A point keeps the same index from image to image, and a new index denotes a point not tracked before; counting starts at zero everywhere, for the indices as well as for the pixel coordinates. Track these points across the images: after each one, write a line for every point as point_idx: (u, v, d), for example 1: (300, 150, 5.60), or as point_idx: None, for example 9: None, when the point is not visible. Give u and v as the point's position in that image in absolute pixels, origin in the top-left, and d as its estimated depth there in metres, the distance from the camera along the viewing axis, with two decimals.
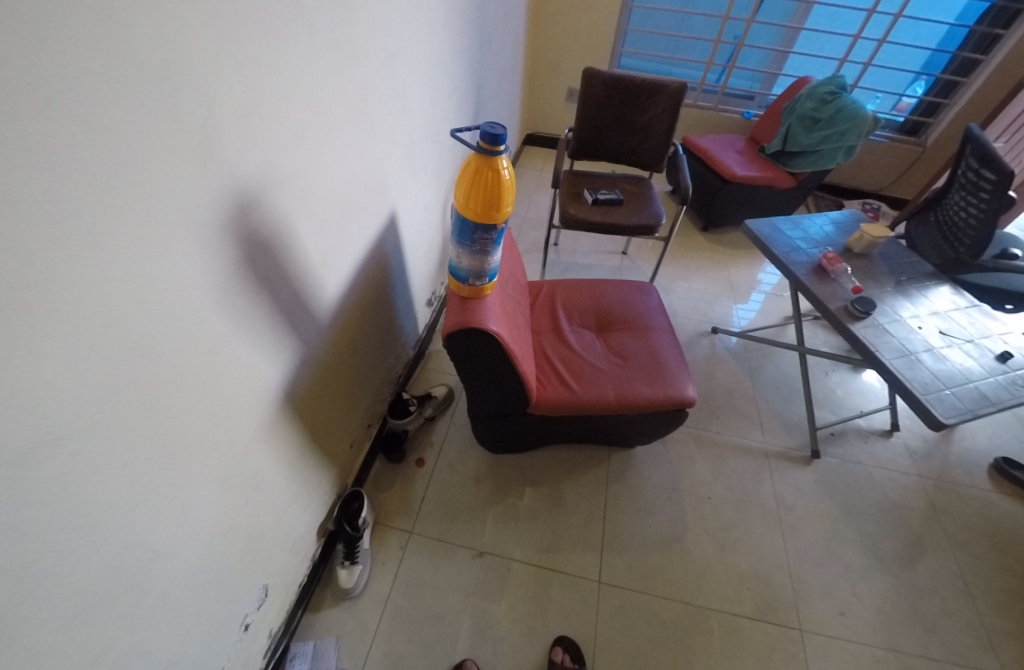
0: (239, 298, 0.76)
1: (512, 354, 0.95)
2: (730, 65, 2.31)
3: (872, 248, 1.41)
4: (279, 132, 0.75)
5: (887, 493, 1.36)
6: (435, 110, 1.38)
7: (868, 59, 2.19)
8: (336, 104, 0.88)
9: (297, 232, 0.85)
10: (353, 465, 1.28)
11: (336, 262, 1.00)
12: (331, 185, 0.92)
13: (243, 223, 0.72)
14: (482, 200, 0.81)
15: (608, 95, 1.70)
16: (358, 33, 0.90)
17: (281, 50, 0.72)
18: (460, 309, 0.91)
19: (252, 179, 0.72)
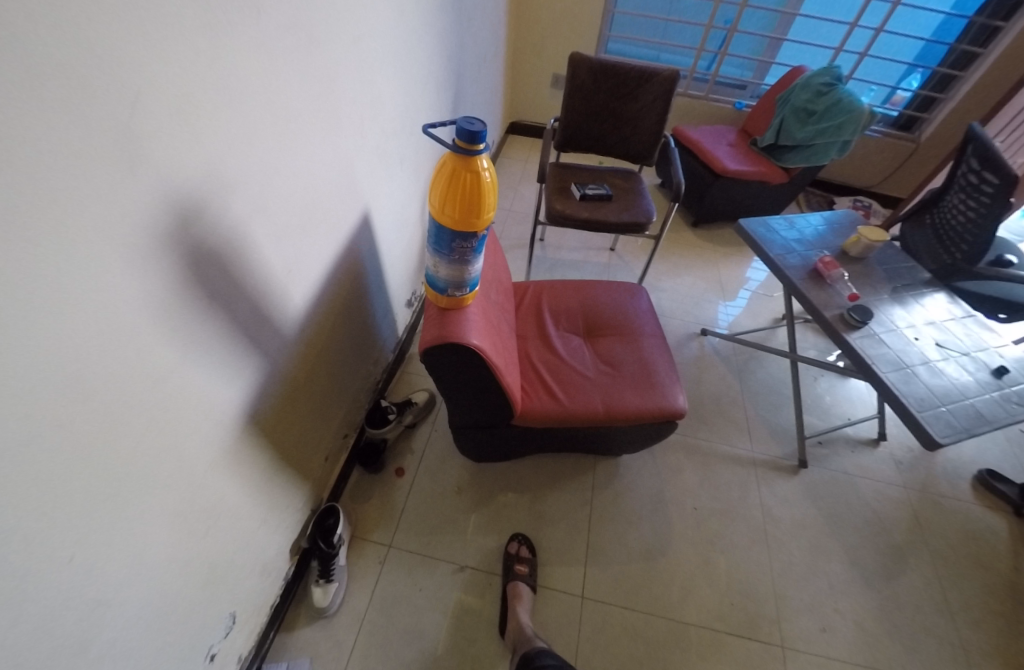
0: (188, 316, 0.67)
1: (496, 369, 0.88)
2: (722, 53, 2.22)
3: (869, 251, 1.37)
4: (229, 128, 0.66)
5: (872, 503, 1.36)
6: (410, 100, 1.29)
7: (864, 49, 2.13)
8: (297, 94, 0.79)
9: (255, 241, 0.76)
10: (328, 477, 1.21)
11: (303, 270, 0.91)
12: (295, 186, 0.83)
13: (189, 232, 0.63)
14: (460, 205, 0.73)
15: (596, 83, 1.61)
16: (318, 12, 0.80)
17: (227, 33, 0.62)
18: (439, 321, 0.84)
19: (198, 183, 0.63)
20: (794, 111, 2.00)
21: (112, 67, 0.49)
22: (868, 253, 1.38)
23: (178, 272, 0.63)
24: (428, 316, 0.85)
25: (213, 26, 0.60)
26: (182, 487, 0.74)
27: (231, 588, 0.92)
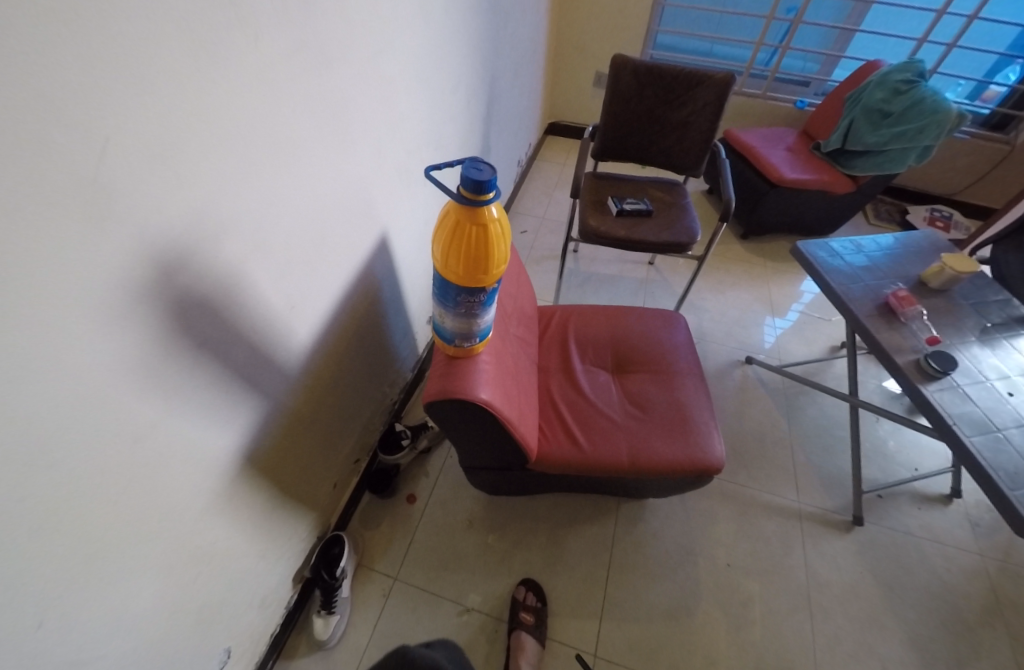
0: (174, 368, 0.60)
1: (507, 423, 0.80)
2: (784, 46, 2.01)
3: (953, 284, 1.19)
4: (223, 163, 0.58)
5: (939, 572, 1.20)
6: (436, 110, 1.22)
7: (954, 39, 1.87)
8: (304, 118, 0.71)
9: (253, 282, 0.69)
10: (337, 503, 1.17)
11: (308, 303, 0.84)
12: (301, 217, 0.76)
13: (174, 282, 0.56)
14: (465, 261, 0.65)
15: (639, 86, 1.48)
16: (330, 25, 0.72)
17: (224, 56, 0.54)
18: (445, 372, 0.76)
19: (185, 228, 0.55)
20: (866, 113, 1.79)
21: (78, 105, 0.42)
22: (950, 286, 1.20)
23: (160, 323, 0.56)
24: (434, 365, 0.78)
25: (206, 49, 0.52)
26: (178, 541, 0.68)
27: (229, 629, 0.88)
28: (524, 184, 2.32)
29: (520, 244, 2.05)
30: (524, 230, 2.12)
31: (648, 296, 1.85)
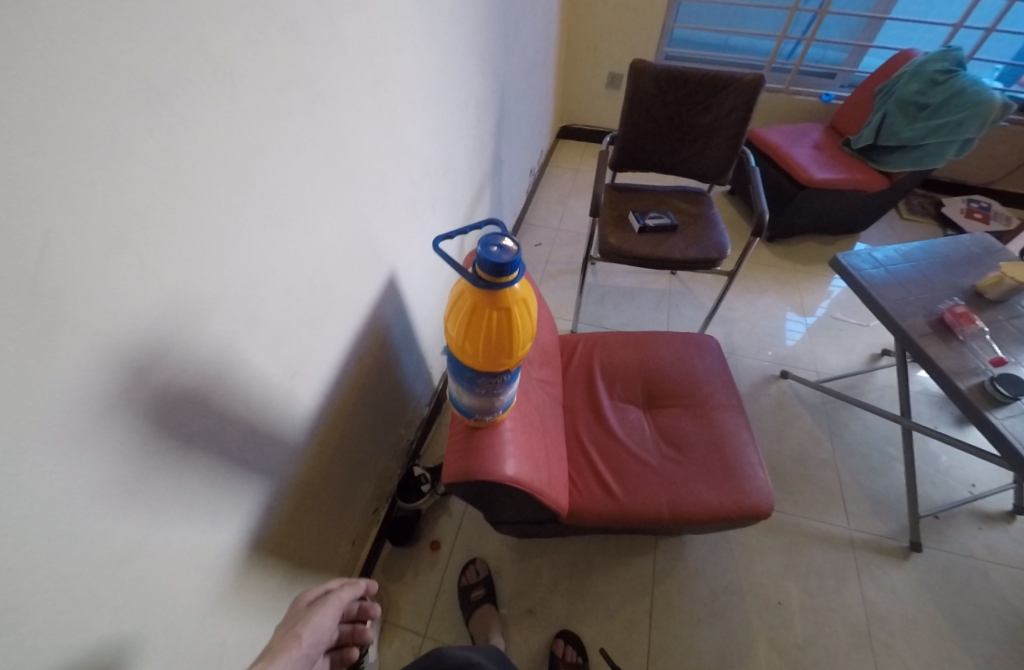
0: (159, 476, 0.55)
1: (535, 494, 0.76)
2: (811, 38, 1.96)
3: (1012, 295, 1.12)
4: (202, 235, 0.52)
5: (1007, 598, 1.13)
6: (449, 134, 1.16)
7: (993, 22, 1.83)
8: (298, 168, 0.65)
9: (246, 357, 0.64)
10: (356, 559, 1.13)
11: (310, 363, 0.79)
12: (299, 275, 0.70)
13: (148, 380, 0.50)
14: (485, 347, 0.61)
15: (661, 92, 1.40)
16: (323, 60, 0.65)
17: (197, 117, 0.48)
18: (465, 447, 0.73)
19: (156, 319, 0.50)
20: (900, 105, 1.74)
21: (23, 204, 0.37)
22: (1010, 296, 1.13)
23: (141, 439, 0.52)
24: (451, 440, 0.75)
25: (175, 112, 0.46)
26: (180, 638, 0.64)
27: None
28: (537, 193, 2.26)
29: (536, 257, 1.98)
30: (539, 242, 2.05)
31: (673, 308, 1.78)
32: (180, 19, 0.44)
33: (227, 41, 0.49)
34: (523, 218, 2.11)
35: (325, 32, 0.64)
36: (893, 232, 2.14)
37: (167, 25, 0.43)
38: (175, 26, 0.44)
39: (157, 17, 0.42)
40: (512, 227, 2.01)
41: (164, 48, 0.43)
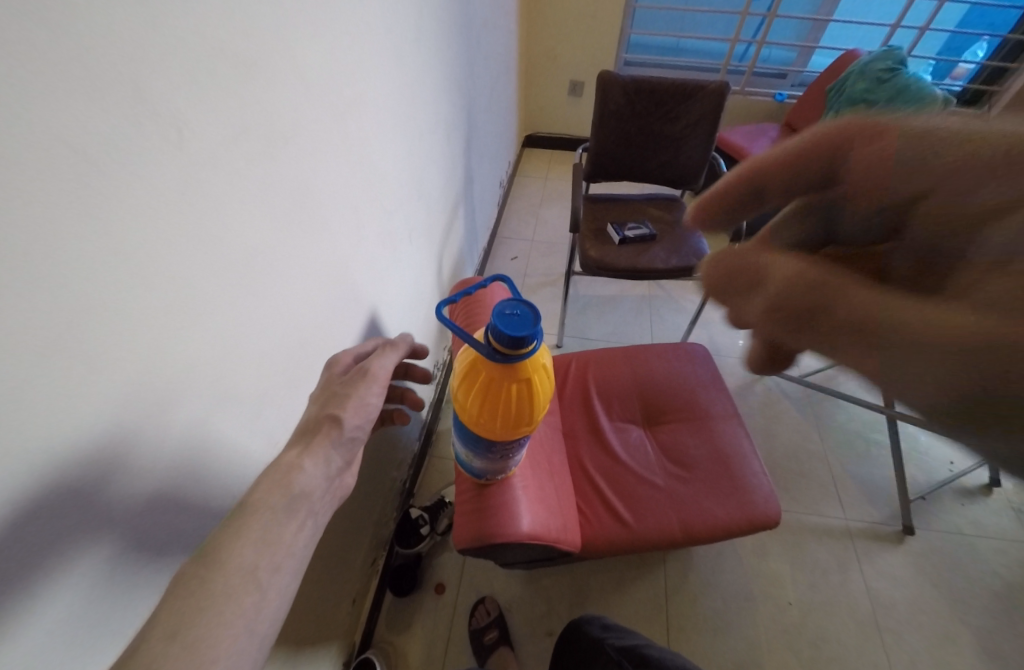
0: (124, 591, 0.50)
1: (551, 543, 0.83)
2: (761, 41, 2.05)
3: None
4: (160, 312, 0.46)
5: (998, 569, 1.18)
6: (422, 158, 1.13)
7: (926, 22, 1.96)
8: (261, 221, 0.59)
9: (219, 433, 0.59)
10: (359, 618, 1.08)
11: (289, 423, 0.74)
12: (270, 333, 0.65)
13: (104, 490, 0.45)
14: (505, 416, 0.60)
15: (629, 103, 1.41)
16: (280, 98, 0.59)
17: (144, 182, 0.42)
18: (479, 512, 0.80)
19: (114, 417, 0.44)
20: (851, 103, 1.83)
21: None
22: None
23: (103, 558, 0.46)
24: (461, 501, 0.83)
25: (117, 183, 0.40)
26: None
27: None
28: (508, 205, 2.25)
29: (514, 271, 1.97)
30: (515, 255, 2.04)
31: (654, 313, 1.80)
32: (115, 76, 0.38)
33: (175, 92, 0.44)
34: (496, 232, 2.10)
35: (285, 69, 0.59)
36: None
37: (102, 84, 0.37)
38: (109, 85, 0.38)
39: (86, 77, 0.36)
40: (487, 242, 1.99)
41: (100, 113, 0.38)
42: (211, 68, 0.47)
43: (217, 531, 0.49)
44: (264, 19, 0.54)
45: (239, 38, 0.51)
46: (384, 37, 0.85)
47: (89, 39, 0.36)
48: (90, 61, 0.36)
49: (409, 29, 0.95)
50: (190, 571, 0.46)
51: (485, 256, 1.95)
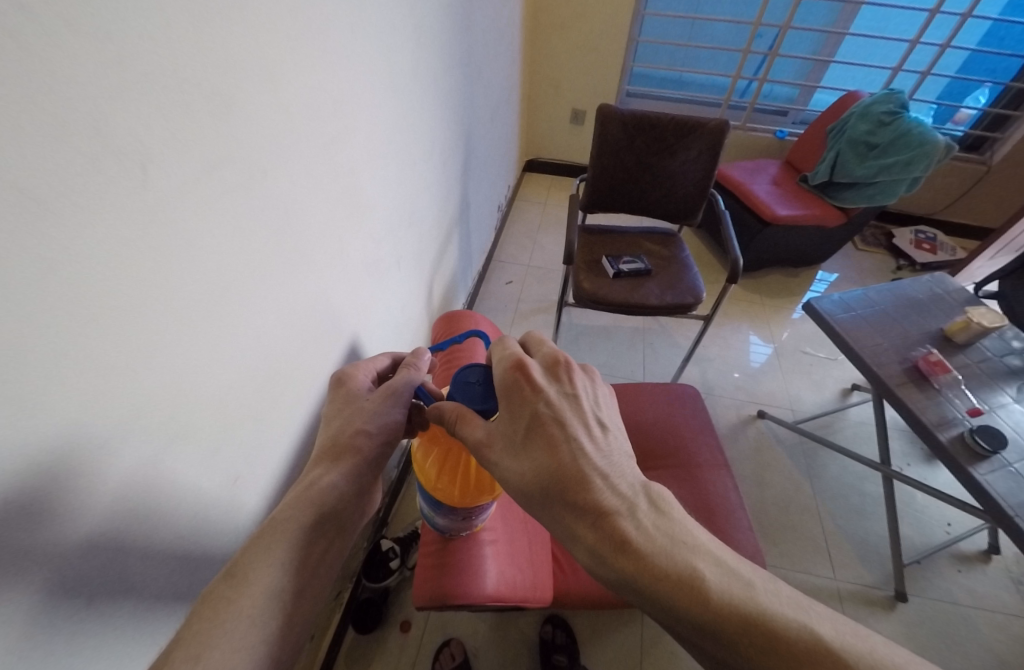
0: (46, 664, 0.43)
1: (518, 603, 0.78)
2: (763, 79, 2.06)
3: (979, 338, 1.15)
4: (105, 360, 0.41)
5: (995, 648, 1.11)
6: (417, 186, 1.11)
7: (927, 67, 1.97)
8: (233, 255, 0.52)
9: (181, 480, 0.53)
10: (315, 655, 1.02)
11: (257, 469, 0.66)
12: (237, 375, 0.57)
13: (26, 555, 0.39)
14: (465, 485, 0.67)
15: (629, 136, 1.39)
16: (261, 128, 0.53)
17: (91, 220, 0.37)
18: (440, 570, 0.75)
19: (41, 475, 0.38)
20: (851, 145, 1.82)
21: None
22: (976, 339, 1.16)
23: (29, 628, 0.41)
24: (425, 554, 0.79)
25: (59, 221, 0.35)
26: None
27: None
28: (506, 229, 2.23)
29: (508, 295, 1.94)
30: (509, 280, 2.01)
31: (647, 347, 1.76)
32: (58, 107, 0.33)
33: (138, 121, 0.39)
34: (493, 255, 2.07)
35: (261, 99, 0.53)
36: (851, 262, 2.23)
37: (44, 119, 0.33)
38: (56, 108, 0.33)
39: (20, 106, 0.31)
40: (483, 264, 1.96)
41: (34, 144, 0.33)
42: (180, 98, 0.42)
43: (247, 547, 0.52)
44: (247, 47, 0.49)
45: (216, 68, 0.45)
46: (381, 71, 0.81)
47: (24, 68, 0.31)
48: (24, 90, 0.31)
49: (408, 62, 0.92)
50: (220, 593, 0.49)
51: (480, 279, 1.93)
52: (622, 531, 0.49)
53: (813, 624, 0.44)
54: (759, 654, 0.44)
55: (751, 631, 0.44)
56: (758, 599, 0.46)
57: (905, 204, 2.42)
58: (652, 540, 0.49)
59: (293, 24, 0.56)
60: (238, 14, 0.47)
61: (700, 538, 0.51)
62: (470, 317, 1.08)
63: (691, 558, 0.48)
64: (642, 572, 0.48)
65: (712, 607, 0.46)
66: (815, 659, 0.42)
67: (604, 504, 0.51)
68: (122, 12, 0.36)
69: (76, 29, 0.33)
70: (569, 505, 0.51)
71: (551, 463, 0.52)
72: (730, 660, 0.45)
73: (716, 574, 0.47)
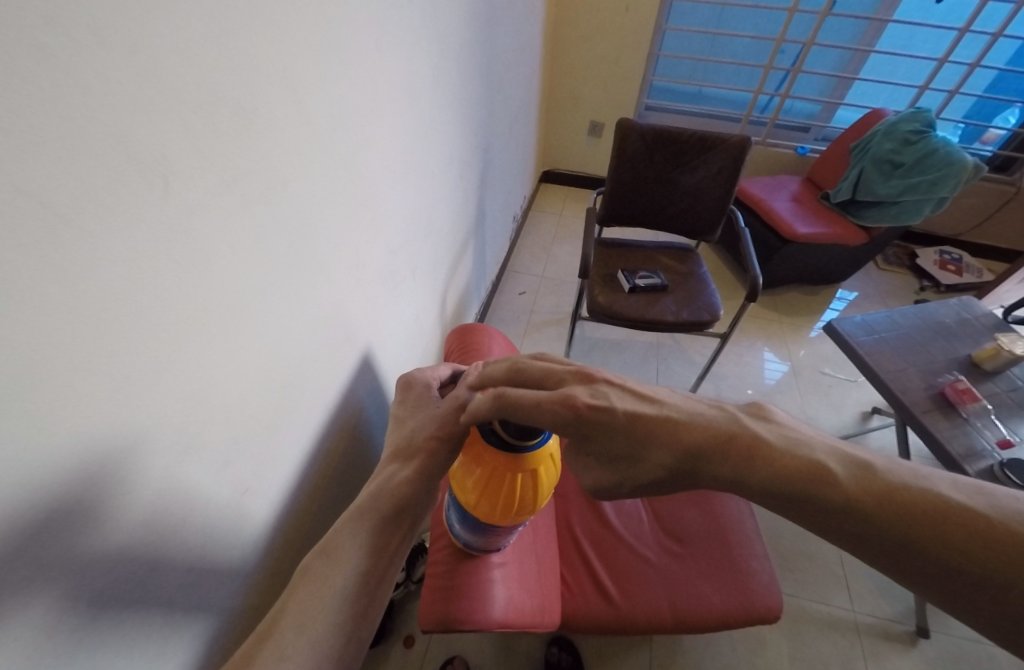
0: None
1: (527, 628, 0.77)
2: (785, 94, 2.04)
3: (1010, 365, 1.11)
4: (125, 370, 0.40)
5: None
6: (436, 196, 1.12)
7: (955, 86, 1.94)
8: (250, 264, 0.52)
9: (197, 491, 0.53)
10: None
11: (266, 480, 0.65)
12: (254, 384, 0.57)
13: (42, 567, 0.39)
14: (534, 492, 0.66)
15: (648, 150, 1.38)
16: (284, 140, 0.53)
17: (109, 228, 0.36)
18: (447, 593, 0.74)
19: (60, 485, 0.38)
20: (875, 163, 1.79)
21: None
22: (1006, 366, 1.12)
23: (44, 639, 0.40)
24: (433, 574, 0.78)
25: (79, 231, 0.35)
26: None
27: None
28: (521, 240, 2.24)
29: (521, 307, 1.93)
30: (523, 290, 2.00)
31: (662, 363, 1.74)
32: (83, 115, 0.33)
33: (161, 131, 0.39)
34: (507, 265, 2.07)
35: (288, 112, 0.53)
36: (872, 282, 2.19)
37: (73, 131, 0.33)
38: (83, 117, 0.33)
39: (46, 117, 0.31)
40: (497, 274, 1.96)
41: (57, 153, 0.32)
42: (204, 106, 0.42)
43: (342, 530, 0.54)
44: (273, 62, 0.49)
45: (240, 80, 0.45)
46: (402, 85, 0.81)
47: (53, 78, 0.31)
48: (54, 102, 0.32)
49: (427, 75, 0.92)
50: (316, 571, 0.51)
51: (494, 289, 1.92)
52: (744, 442, 0.49)
53: (942, 486, 0.45)
54: (909, 526, 0.43)
55: (896, 507, 0.44)
56: (889, 473, 0.46)
57: (928, 224, 2.37)
58: (774, 444, 0.48)
59: (321, 38, 0.56)
60: (268, 34, 0.48)
61: (810, 434, 0.51)
62: (483, 329, 1.08)
63: (811, 451, 0.48)
64: (780, 478, 0.47)
65: (851, 493, 0.45)
66: (950, 513, 0.43)
67: (715, 430, 0.50)
68: (155, 25, 0.36)
69: (106, 43, 0.33)
70: (687, 447, 0.50)
71: (665, 428, 0.51)
72: (880, 541, 0.44)
73: (837, 459, 0.47)
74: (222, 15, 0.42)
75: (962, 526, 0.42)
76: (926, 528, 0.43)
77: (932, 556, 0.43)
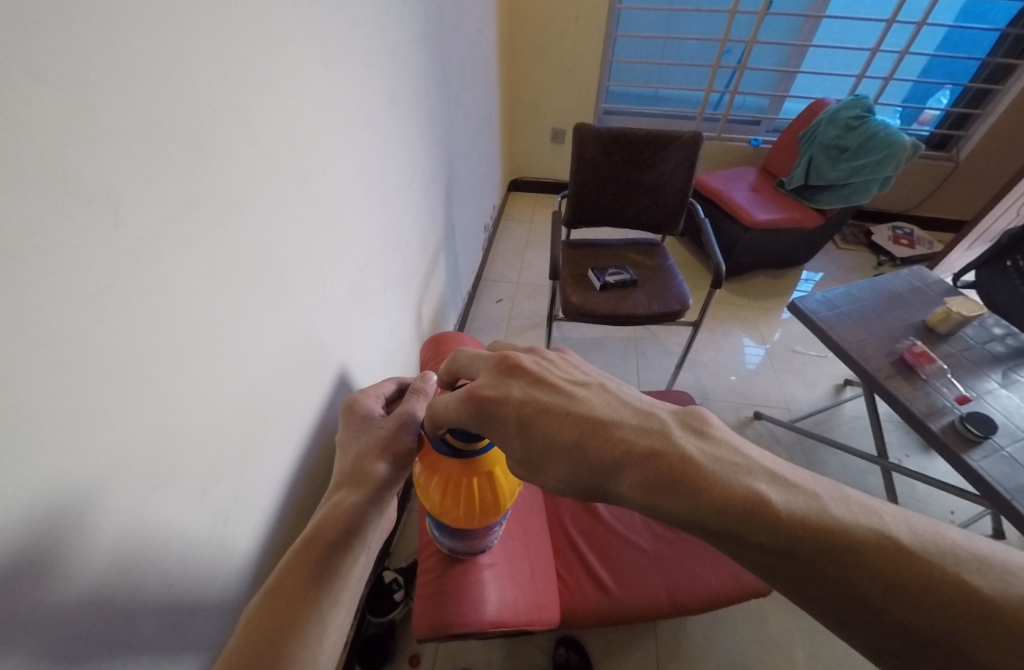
0: None
1: (524, 627, 0.79)
2: (733, 91, 2.14)
3: (960, 326, 1.18)
4: (85, 403, 0.41)
5: None
6: (404, 208, 1.15)
7: (889, 72, 2.06)
8: (211, 294, 0.53)
9: (170, 522, 0.53)
10: None
11: (247, 506, 0.65)
12: (225, 409, 0.58)
13: (12, 609, 0.39)
14: (492, 496, 0.69)
15: (605, 152, 1.43)
16: (237, 165, 0.55)
17: (58, 265, 0.38)
18: (438, 600, 0.75)
19: (33, 524, 0.39)
20: (822, 149, 1.89)
21: None
22: (958, 329, 1.19)
23: None
24: (423, 584, 0.79)
25: (31, 273, 0.36)
26: None
27: None
28: (493, 249, 2.27)
29: (499, 314, 1.96)
30: (499, 298, 2.03)
31: (642, 356, 1.78)
32: (27, 164, 0.35)
33: (107, 167, 0.40)
34: (482, 275, 2.10)
35: (241, 136, 0.55)
36: (833, 261, 2.28)
37: (21, 174, 0.35)
38: (27, 159, 0.35)
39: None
40: (472, 284, 1.99)
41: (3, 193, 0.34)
42: (151, 140, 0.44)
43: (290, 565, 0.54)
44: (223, 95, 0.52)
45: (186, 113, 0.47)
46: (361, 104, 0.85)
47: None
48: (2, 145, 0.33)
49: (384, 93, 0.95)
50: (270, 607, 0.51)
51: (470, 299, 1.95)
52: (671, 464, 0.47)
53: (882, 524, 0.43)
54: (847, 570, 0.42)
55: (824, 544, 0.42)
56: (827, 508, 0.44)
57: (880, 203, 2.49)
58: (706, 468, 0.46)
59: (269, 65, 0.59)
60: (211, 65, 0.49)
61: (750, 456, 0.48)
62: (458, 337, 1.09)
63: (749, 481, 0.45)
64: (712, 507, 0.45)
65: (786, 529, 0.43)
66: (893, 555, 0.41)
67: (637, 446, 0.49)
68: (91, 71, 0.38)
69: (49, 87, 0.35)
70: (596, 464, 0.51)
71: (566, 434, 0.52)
72: (806, 574, 0.43)
73: (778, 493, 0.45)
74: (165, 52, 0.44)
75: (892, 569, 0.40)
76: (856, 568, 0.41)
77: (870, 602, 0.41)
